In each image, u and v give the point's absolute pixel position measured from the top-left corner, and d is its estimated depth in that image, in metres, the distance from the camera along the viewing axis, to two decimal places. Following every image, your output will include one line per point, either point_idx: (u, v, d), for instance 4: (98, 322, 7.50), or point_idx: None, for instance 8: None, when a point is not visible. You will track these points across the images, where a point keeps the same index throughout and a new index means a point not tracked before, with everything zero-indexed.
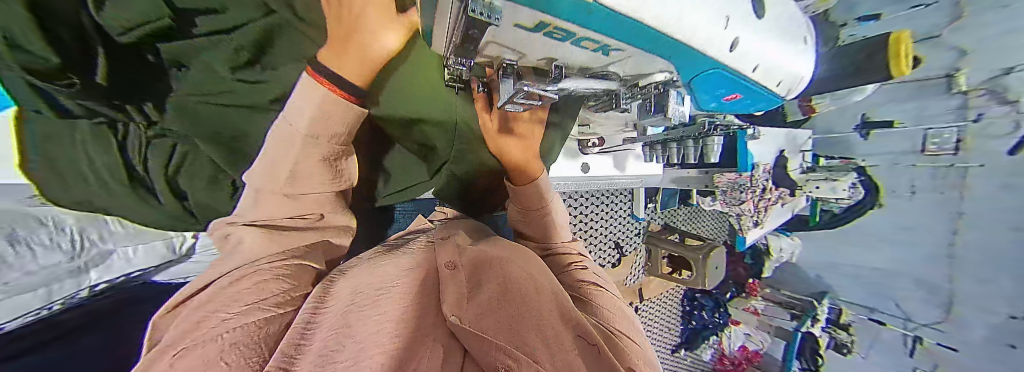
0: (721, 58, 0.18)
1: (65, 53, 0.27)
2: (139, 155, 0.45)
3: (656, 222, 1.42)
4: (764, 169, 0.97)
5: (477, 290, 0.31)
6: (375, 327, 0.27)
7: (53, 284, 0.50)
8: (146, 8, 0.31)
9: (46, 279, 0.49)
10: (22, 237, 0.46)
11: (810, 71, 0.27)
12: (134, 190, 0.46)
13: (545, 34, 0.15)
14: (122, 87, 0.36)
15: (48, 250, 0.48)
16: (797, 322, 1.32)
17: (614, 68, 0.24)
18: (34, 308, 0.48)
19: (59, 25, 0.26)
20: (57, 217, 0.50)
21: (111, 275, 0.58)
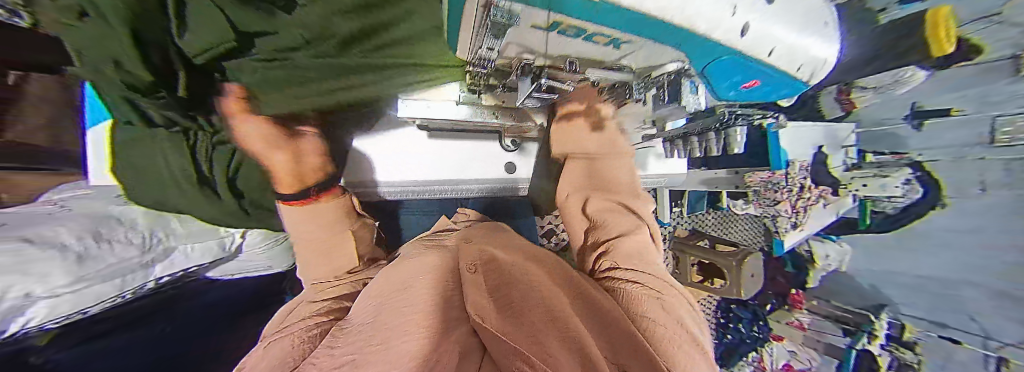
0: (731, 44, 0.19)
1: (153, 71, 0.33)
2: (207, 158, 0.50)
3: (681, 227, 1.38)
4: (800, 167, 0.91)
5: (498, 293, 0.33)
6: (404, 316, 0.29)
7: (125, 275, 0.54)
8: (215, 34, 0.32)
9: (118, 270, 0.52)
10: (106, 231, 0.50)
11: (836, 52, 0.26)
12: (200, 190, 0.51)
13: (558, 33, 0.17)
14: (194, 99, 0.41)
15: (126, 243, 0.53)
16: (851, 339, 1.20)
17: (627, 60, 0.26)
18: (111, 295, 0.53)
19: (149, 48, 0.31)
20: (130, 216, 0.56)
21: (171, 271, 0.64)
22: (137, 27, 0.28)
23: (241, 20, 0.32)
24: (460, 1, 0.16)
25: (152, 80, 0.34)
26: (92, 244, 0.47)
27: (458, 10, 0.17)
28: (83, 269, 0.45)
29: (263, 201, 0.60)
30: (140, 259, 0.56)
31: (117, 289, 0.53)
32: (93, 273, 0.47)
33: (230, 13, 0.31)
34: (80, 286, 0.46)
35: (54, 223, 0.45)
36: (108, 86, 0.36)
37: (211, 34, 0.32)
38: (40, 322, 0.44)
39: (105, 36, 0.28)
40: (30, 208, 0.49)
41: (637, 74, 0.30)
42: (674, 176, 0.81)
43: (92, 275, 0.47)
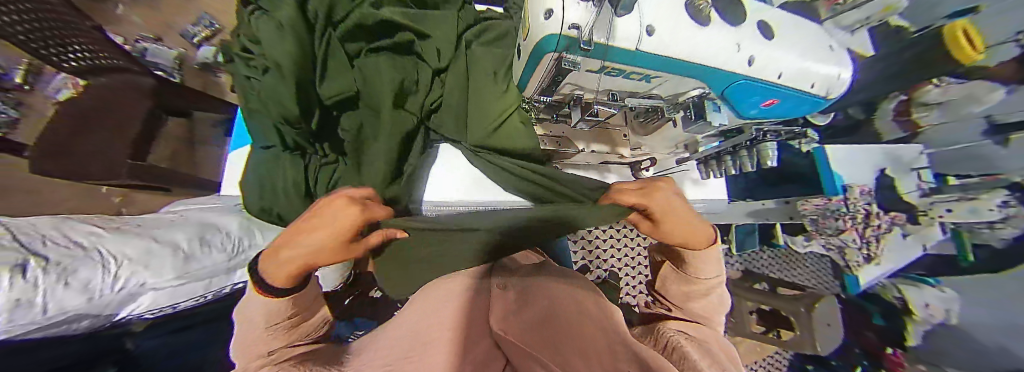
0: (743, 71, 0.25)
1: (300, 102, 0.52)
2: (313, 173, 0.60)
3: (733, 267, 1.26)
4: (861, 191, 0.85)
5: (522, 306, 0.32)
6: (428, 330, 0.31)
7: (214, 277, 0.65)
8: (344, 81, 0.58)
9: (212, 272, 0.64)
10: (209, 237, 0.67)
11: (848, 71, 0.30)
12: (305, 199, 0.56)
13: (605, 72, 0.26)
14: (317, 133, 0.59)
15: (220, 248, 0.68)
16: None
17: (657, 91, 0.32)
18: (198, 294, 0.63)
19: (305, 90, 0.52)
20: (227, 227, 0.74)
21: (249, 278, 0.73)
22: (299, 74, 0.51)
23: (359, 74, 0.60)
24: (537, 58, 0.26)
25: (295, 106, 0.50)
26: (198, 247, 0.63)
27: (534, 65, 0.28)
28: (187, 267, 0.58)
29: None
30: (229, 263, 0.69)
31: (203, 288, 0.63)
32: (193, 272, 0.60)
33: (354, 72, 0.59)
34: (185, 280, 0.58)
35: (180, 228, 0.65)
36: (265, 119, 0.53)
37: (344, 81, 0.58)
38: (143, 310, 0.53)
39: (281, 80, 0.50)
40: (165, 215, 0.71)
41: (667, 100, 0.35)
42: (716, 201, 0.79)
43: (194, 273, 0.60)
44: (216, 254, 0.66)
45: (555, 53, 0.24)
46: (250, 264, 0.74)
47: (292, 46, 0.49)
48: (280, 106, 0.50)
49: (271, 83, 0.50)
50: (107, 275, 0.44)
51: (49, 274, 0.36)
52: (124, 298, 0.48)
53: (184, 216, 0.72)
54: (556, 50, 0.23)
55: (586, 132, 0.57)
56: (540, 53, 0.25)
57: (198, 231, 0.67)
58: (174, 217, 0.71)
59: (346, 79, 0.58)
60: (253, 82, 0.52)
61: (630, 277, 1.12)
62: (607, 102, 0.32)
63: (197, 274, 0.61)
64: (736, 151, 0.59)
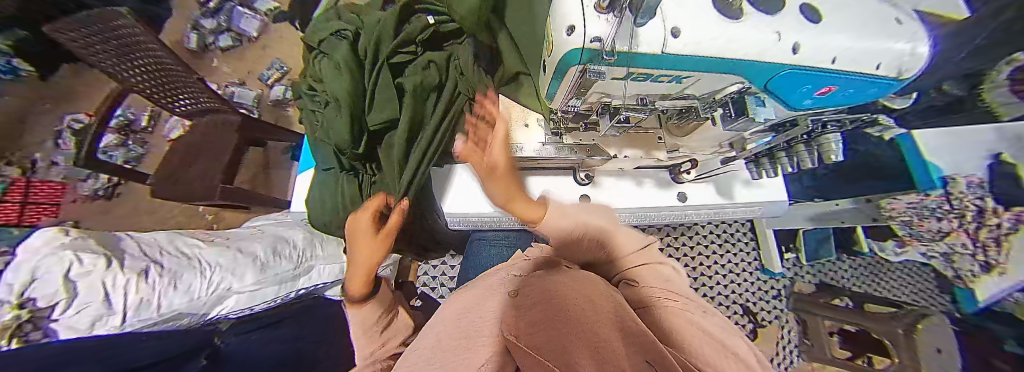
0: (787, 60, 0.25)
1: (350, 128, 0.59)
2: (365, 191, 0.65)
3: (803, 281, 1.08)
4: (968, 185, 0.72)
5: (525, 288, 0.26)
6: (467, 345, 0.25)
7: (284, 283, 0.73)
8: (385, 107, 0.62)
9: (278, 279, 0.72)
10: (280, 247, 0.77)
11: (927, 44, 0.27)
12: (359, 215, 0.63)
13: (633, 78, 0.27)
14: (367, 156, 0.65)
15: (287, 257, 0.76)
16: None
17: (691, 91, 0.31)
18: (269, 298, 0.70)
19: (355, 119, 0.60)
20: (296, 238, 0.83)
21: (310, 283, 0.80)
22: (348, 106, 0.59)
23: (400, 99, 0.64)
24: (563, 72, 0.27)
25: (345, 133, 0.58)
26: (270, 256, 0.72)
27: (558, 80, 0.29)
28: (262, 273, 0.68)
29: None
30: (296, 271, 0.76)
31: (274, 292, 0.71)
32: (266, 278, 0.69)
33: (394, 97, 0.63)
34: (258, 284, 0.67)
35: (259, 239, 0.77)
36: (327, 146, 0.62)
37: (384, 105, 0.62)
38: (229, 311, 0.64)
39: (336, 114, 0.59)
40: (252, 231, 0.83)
41: (703, 99, 0.34)
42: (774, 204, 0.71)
43: (267, 279, 0.69)
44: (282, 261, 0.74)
45: (579, 65, 0.25)
46: (312, 272, 0.81)
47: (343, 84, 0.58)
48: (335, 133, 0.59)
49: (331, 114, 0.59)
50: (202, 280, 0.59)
51: (158, 278, 0.54)
52: (214, 299, 0.60)
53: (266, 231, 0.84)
54: (581, 62, 0.25)
55: (618, 138, 0.56)
56: (565, 68, 0.27)
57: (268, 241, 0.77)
58: (256, 232, 0.83)
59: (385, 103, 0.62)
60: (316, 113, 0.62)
61: None
62: (637, 107, 0.33)
63: (268, 280, 0.69)
64: (791, 146, 0.54)
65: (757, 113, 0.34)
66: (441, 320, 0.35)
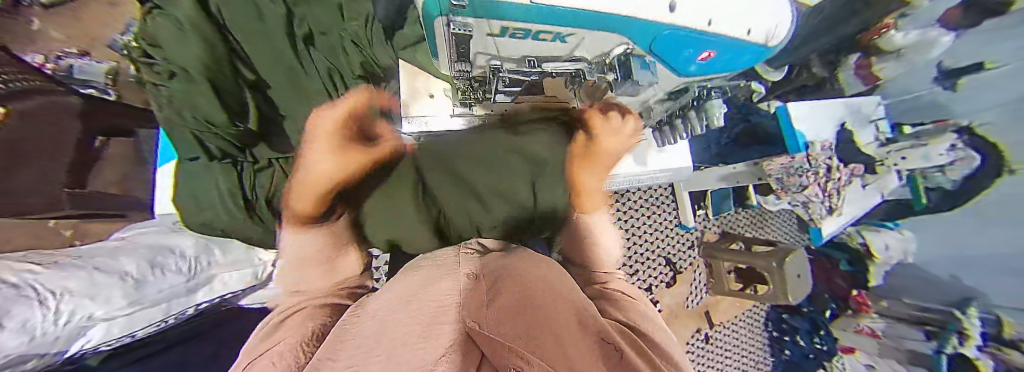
0: (664, 18, 0.27)
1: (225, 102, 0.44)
2: (252, 184, 0.55)
3: (711, 231, 1.28)
4: (821, 147, 0.88)
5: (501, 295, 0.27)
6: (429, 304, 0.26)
7: (175, 299, 0.59)
8: (268, 63, 0.47)
9: (169, 295, 0.57)
10: (160, 260, 0.59)
11: (784, 18, 0.31)
12: (248, 215, 0.56)
13: (513, 33, 0.32)
14: (253, 136, 0.51)
15: (176, 271, 0.60)
16: (937, 342, 1.07)
17: (582, 52, 0.36)
18: (157, 319, 0.56)
19: (226, 91, 0.44)
20: (181, 248, 0.65)
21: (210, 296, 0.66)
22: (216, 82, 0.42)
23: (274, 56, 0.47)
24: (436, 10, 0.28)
25: (218, 106, 0.43)
26: (149, 273, 0.55)
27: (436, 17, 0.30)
28: (140, 293, 0.52)
29: None
30: (188, 285, 0.61)
31: (162, 313, 0.56)
32: (148, 297, 0.53)
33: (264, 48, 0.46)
34: (136, 308, 0.51)
35: (117, 255, 0.56)
36: (176, 126, 0.45)
37: (266, 60, 0.47)
38: (95, 344, 0.46)
39: (186, 83, 0.41)
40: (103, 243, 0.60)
41: (595, 60, 0.38)
42: (682, 170, 0.80)
43: (148, 299, 0.53)
44: (174, 275, 0.59)
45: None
46: (213, 282, 0.66)
47: (197, 47, 0.39)
48: (198, 109, 0.43)
49: (186, 95, 0.41)
50: (50, 312, 0.37)
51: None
52: (73, 332, 0.41)
53: (136, 242, 0.61)
54: (442, 12, 0.29)
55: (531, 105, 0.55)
56: (435, 14, 0.30)
57: (144, 250, 0.60)
58: (116, 249, 0.58)
59: (269, 59, 0.47)
60: (152, 86, 0.41)
61: None
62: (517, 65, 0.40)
63: (153, 300, 0.54)
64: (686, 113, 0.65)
65: (643, 78, 0.40)
66: (384, 305, 0.32)
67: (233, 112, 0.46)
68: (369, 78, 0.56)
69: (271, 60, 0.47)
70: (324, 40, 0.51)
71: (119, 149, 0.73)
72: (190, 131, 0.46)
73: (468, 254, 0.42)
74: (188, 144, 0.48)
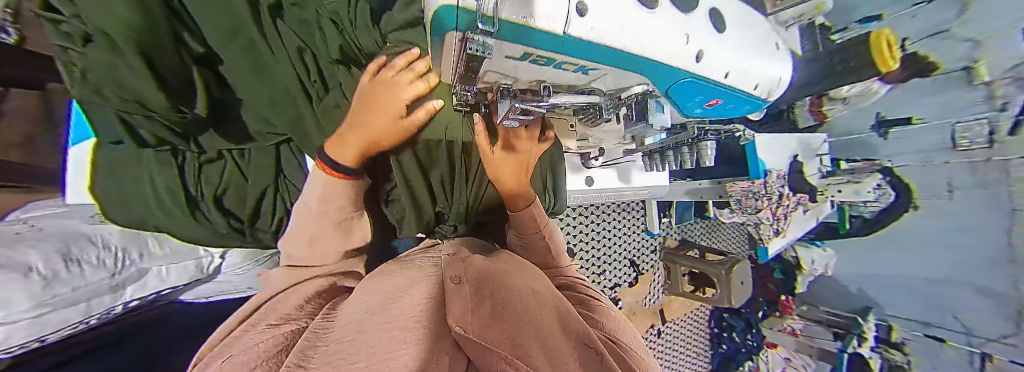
0: (690, 68, 0.24)
1: (161, 80, 0.35)
2: (195, 175, 0.49)
3: (672, 238, 1.37)
4: (778, 176, 0.96)
5: (483, 300, 0.25)
6: (390, 330, 0.23)
7: (94, 299, 0.49)
8: (222, 32, 0.38)
9: (90, 293, 0.48)
10: (77, 252, 0.47)
11: (785, 75, 0.34)
12: (189, 211, 0.49)
13: (530, 60, 0.20)
14: (204, 122, 0.43)
15: (96, 265, 0.49)
16: (841, 343, 1.23)
17: (597, 84, 0.29)
18: (74, 322, 0.48)
19: (163, 65, 0.34)
20: (103, 237, 0.53)
21: (142, 292, 0.57)
22: (149, 53, 0.33)
23: (224, 25, 0.38)
24: (439, 34, 0.17)
25: (152, 87, 0.34)
26: (60, 266, 0.44)
27: (439, 41, 0.19)
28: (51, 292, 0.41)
29: (260, 226, 0.55)
30: (112, 281, 0.52)
31: (82, 314, 0.48)
32: (56, 298, 0.42)
33: (215, 13, 0.37)
34: (44, 310, 0.41)
35: (15, 246, 0.41)
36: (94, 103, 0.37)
37: (214, 26, 0.37)
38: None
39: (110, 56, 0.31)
40: (2, 228, 0.46)
41: (607, 94, 0.34)
42: (659, 188, 0.85)
43: (59, 299, 0.43)
44: (95, 271, 0.49)
45: (459, 33, 0.15)
46: (145, 277, 0.58)
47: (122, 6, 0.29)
48: (128, 89, 0.34)
49: (105, 62, 0.32)
50: None
51: None
52: None
53: (44, 230, 0.48)
54: (460, 29, 0.15)
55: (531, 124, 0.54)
56: (443, 31, 0.16)
57: (56, 241, 0.46)
58: (15, 238, 0.43)
59: (218, 28, 0.37)
60: (62, 52, 0.32)
61: (583, 252, 1.14)
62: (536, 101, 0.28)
63: (66, 299, 0.44)
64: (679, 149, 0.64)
65: (657, 121, 0.36)
66: (357, 311, 0.30)
67: (171, 90, 0.36)
68: (349, 63, 0.45)
69: (226, 29, 0.38)
70: (294, 11, 0.43)
71: None
72: (118, 111, 0.38)
73: (443, 257, 0.40)
74: (113, 127, 0.42)
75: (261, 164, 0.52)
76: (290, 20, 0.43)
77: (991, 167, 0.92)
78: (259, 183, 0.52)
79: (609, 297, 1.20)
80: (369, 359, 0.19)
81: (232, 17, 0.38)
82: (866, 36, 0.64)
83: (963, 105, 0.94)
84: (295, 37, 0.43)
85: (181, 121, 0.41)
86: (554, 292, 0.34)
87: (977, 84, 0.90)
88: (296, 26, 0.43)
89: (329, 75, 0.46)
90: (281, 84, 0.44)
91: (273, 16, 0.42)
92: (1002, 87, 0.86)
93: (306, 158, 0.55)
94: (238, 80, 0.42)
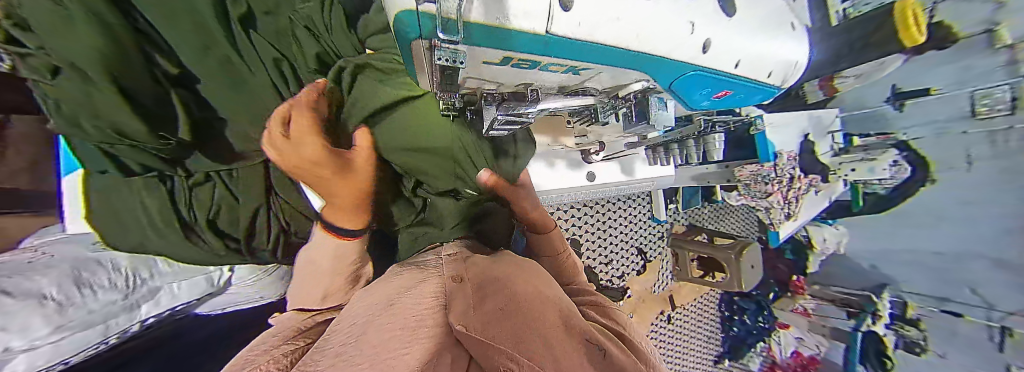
0: (697, 59, 0.22)
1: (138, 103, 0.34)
2: (184, 198, 0.48)
3: (679, 223, 1.34)
4: (788, 157, 0.93)
5: (487, 299, 0.24)
6: (388, 334, 0.21)
7: (112, 319, 0.48)
8: (193, 51, 0.36)
9: (106, 315, 0.47)
10: (86, 276, 0.47)
11: (803, 59, 0.31)
12: (182, 233, 0.48)
13: (513, 64, 0.18)
14: (184, 144, 0.42)
15: (108, 287, 0.49)
16: (855, 322, 1.20)
17: (591, 84, 0.27)
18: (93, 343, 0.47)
19: (139, 86, 0.34)
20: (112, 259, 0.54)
21: (158, 310, 0.57)
22: (118, 76, 0.31)
23: (191, 44, 0.35)
24: (405, 45, 0.15)
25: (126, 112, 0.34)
26: (73, 291, 0.44)
27: (409, 53, 0.17)
28: (65, 318, 0.41)
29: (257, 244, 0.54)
30: (125, 302, 0.51)
31: (101, 335, 0.46)
32: (73, 322, 0.42)
33: (176, 33, 0.34)
34: (65, 334, 0.41)
35: (28, 275, 0.41)
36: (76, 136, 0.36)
37: (182, 45, 0.35)
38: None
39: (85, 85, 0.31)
40: (11, 258, 0.46)
41: (603, 93, 0.31)
42: (663, 177, 0.82)
43: (76, 323, 0.43)
44: (107, 293, 0.48)
45: (424, 42, 0.13)
46: (158, 295, 0.57)
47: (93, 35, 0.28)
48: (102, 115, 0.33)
49: (79, 91, 0.31)
50: None
51: None
52: None
53: (53, 258, 0.49)
54: (424, 38, 0.13)
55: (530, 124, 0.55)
56: (407, 39, 0.14)
57: (65, 267, 0.47)
58: (27, 266, 0.44)
59: (188, 47, 0.35)
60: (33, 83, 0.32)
61: (588, 243, 1.12)
62: (523, 107, 0.26)
63: (85, 322, 0.44)
64: (684, 140, 0.62)
65: (660, 119, 0.34)
66: (359, 314, 0.29)
67: (146, 112, 0.36)
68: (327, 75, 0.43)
69: (198, 48, 0.36)
70: (270, 22, 0.40)
71: (21, 126, 0.57)
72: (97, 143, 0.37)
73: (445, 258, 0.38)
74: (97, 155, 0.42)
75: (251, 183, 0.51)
76: (266, 32, 0.40)
77: (1012, 134, 0.88)
78: (248, 205, 0.50)
79: (616, 286, 1.19)
80: (371, 366, 0.17)
81: (201, 33, 0.36)
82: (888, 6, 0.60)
83: (984, 71, 0.89)
84: (273, 52, 0.40)
85: (163, 144, 0.40)
86: (561, 291, 0.32)
87: (998, 48, 0.85)
88: (274, 39, 0.41)
89: (310, 86, 0.43)
90: (261, 101, 0.43)
91: (245, 29, 0.39)
92: None
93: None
94: (217, 100, 0.41)
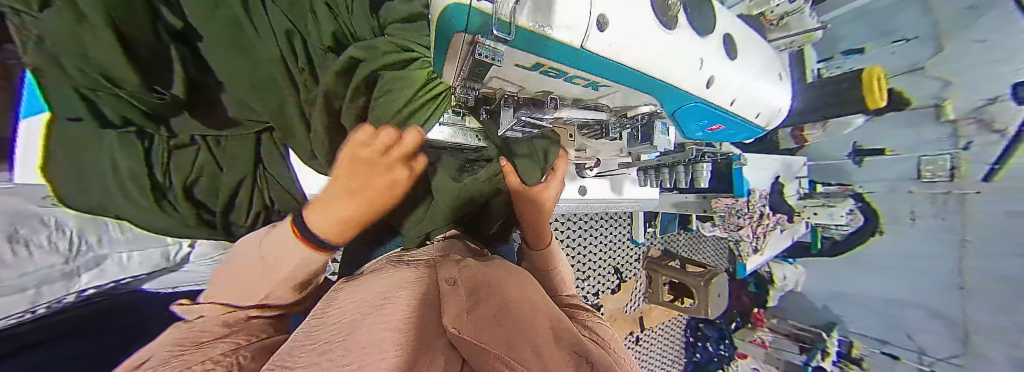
0: (701, 93, 0.24)
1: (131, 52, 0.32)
2: (160, 160, 0.45)
3: (655, 248, 1.39)
4: (760, 195, 1.00)
5: (480, 303, 0.24)
6: (375, 333, 0.21)
7: (45, 285, 0.44)
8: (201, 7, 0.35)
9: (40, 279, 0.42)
10: (24, 233, 0.42)
11: (788, 105, 0.35)
12: (154, 199, 0.45)
13: (541, 71, 0.19)
14: (172, 105, 0.40)
15: (47, 249, 0.44)
16: (806, 356, 1.27)
17: (604, 100, 0.29)
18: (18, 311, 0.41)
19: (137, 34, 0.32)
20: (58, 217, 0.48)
21: (100, 281, 0.52)
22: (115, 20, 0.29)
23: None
24: (445, 38, 0.16)
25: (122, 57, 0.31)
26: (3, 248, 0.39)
27: (446, 46, 0.17)
28: None
29: (233, 219, 0.51)
30: (65, 268, 0.46)
31: (28, 304, 0.41)
32: None
33: None
34: None
35: None
36: (52, 76, 0.33)
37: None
38: None
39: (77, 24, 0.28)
40: None
41: (613, 112, 0.34)
42: (649, 200, 0.86)
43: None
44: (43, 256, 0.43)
45: (467, 36, 0.14)
46: (104, 264, 0.52)
47: None
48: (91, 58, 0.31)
49: (69, 29, 0.29)
50: None
51: None
52: None
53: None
54: (468, 32, 0.14)
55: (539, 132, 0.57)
56: (449, 32, 0.15)
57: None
58: None
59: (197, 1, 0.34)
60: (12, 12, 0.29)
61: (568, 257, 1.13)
62: (539, 113, 0.28)
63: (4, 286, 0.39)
64: (674, 166, 0.66)
65: (661, 142, 0.36)
66: (343, 310, 0.27)
67: (140, 62, 0.33)
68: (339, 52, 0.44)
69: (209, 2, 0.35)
70: None
71: None
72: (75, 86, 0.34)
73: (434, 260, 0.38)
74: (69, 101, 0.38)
75: (235, 154, 0.49)
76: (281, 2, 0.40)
77: (949, 198, 1.01)
78: (234, 173, 0.49)
79: (592, 303, 1.21)
80: (361, 359, 0.17)
81: None
82: (855, 72, 0.67)
83: (932, 139, 1.02)
84: (286, 21, 0.40)
85: (149, 101, 0.37)
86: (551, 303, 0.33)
87: (944, 121, 0.98)
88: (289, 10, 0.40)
89: (320, 61, 0.43)
90: (263, 68, 0.41)
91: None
92: (966, 127, 0.95)
93: (288, 150, 0.52)
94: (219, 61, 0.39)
